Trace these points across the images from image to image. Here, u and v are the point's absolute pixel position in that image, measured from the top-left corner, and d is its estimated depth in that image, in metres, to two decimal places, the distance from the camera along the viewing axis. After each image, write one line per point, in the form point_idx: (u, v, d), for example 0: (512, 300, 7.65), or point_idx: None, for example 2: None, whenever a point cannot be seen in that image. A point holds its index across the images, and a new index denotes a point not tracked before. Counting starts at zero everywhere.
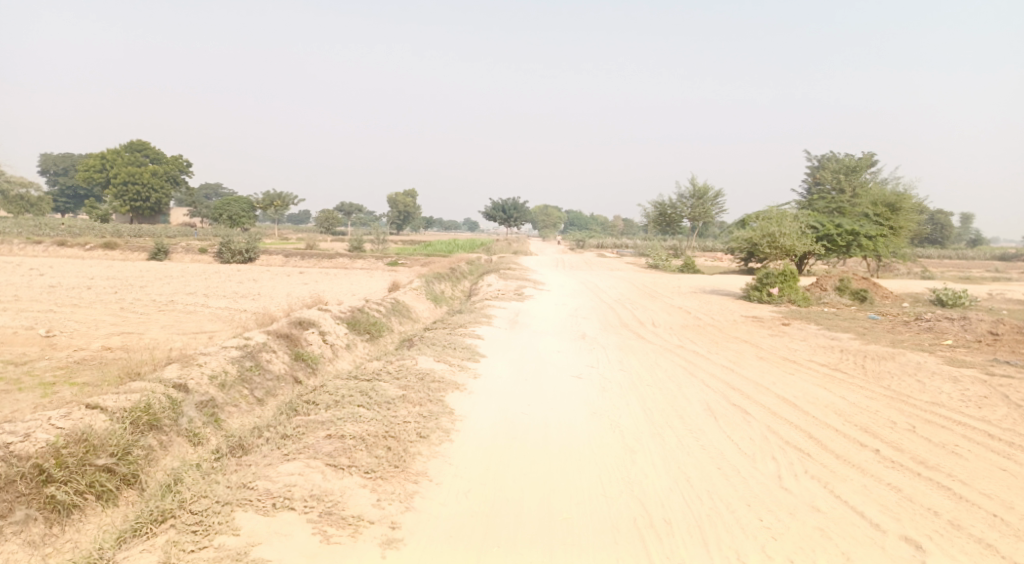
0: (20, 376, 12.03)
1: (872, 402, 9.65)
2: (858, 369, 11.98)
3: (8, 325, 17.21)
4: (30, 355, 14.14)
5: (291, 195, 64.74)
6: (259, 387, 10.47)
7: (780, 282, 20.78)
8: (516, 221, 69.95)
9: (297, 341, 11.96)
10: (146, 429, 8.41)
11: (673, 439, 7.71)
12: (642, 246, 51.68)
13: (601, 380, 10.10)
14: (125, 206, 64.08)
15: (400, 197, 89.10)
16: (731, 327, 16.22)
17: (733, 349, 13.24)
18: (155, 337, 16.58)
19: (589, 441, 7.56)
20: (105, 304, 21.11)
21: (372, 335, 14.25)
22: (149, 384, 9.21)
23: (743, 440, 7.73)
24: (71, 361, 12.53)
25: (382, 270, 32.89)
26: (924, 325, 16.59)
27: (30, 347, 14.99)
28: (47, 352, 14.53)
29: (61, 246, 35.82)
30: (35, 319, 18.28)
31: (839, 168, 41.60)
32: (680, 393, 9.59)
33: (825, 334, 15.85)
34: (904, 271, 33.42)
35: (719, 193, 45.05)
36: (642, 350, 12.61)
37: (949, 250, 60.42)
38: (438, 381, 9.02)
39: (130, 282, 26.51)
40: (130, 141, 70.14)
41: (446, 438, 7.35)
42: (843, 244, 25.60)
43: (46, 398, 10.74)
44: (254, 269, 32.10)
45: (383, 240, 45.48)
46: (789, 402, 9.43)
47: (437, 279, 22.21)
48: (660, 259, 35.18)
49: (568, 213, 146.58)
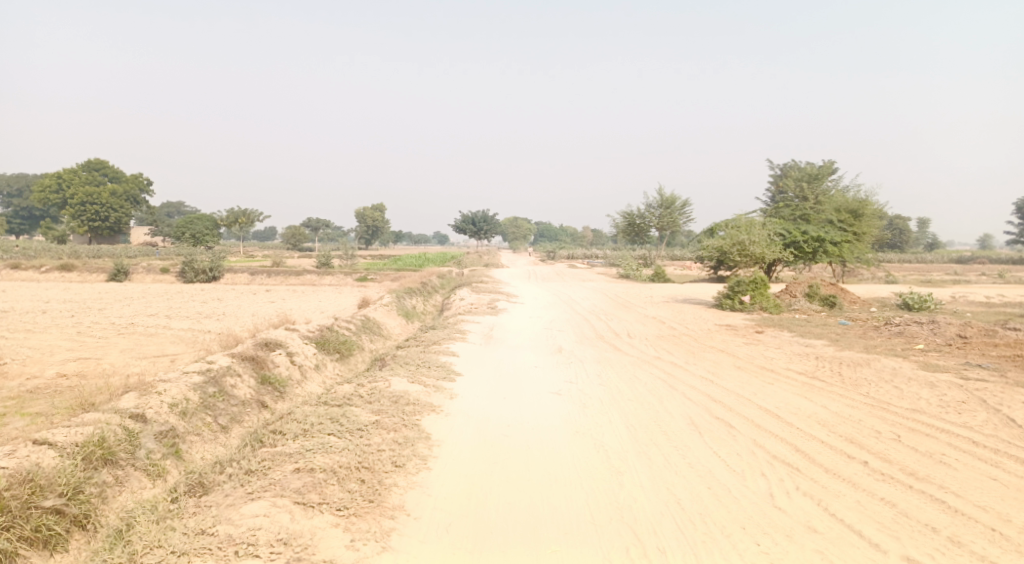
0: None
1: (855, 411, 9.45)
2: (835, 376, 11.83)
3: None
4: None
5: (256, 211, 63.73)
6: (223, 414, 9.96)
7: (751, 289, 20.71)
8: (485, 234, 69.61)
9: (263, 364, 11.47)
10: (99, 465, 7.99)
11: (660, 457, 7.43)
12: (612, 257, 51.69)
13: (581, 396, 9.81)
14: (83, 226, 62.50)
15: (368, 211, 88.17)
16: (706, 337, 16.04)
17: (711, 360, 13.03)
18: (114, 362, 15.93)
19: (573, 464, 7.24)
20: (62, 328, 20.31)
21: (341, 354, 13.77)
22: (103, 415, 8.77)
23: (731, 456, 7.47)
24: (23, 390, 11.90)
25: (350, 287, 32.30)
26: (895, 329, 16.59)
27: None
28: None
29: (16, 269, 34.65)
30: None
31: (802, 176, 42.04)
32: (662, 407, 9.32)
33: (799, 341, 15.74)
34: (869, 276, 33.74)
35: (686, 203, 45.22)
36: (620, 363, 12.35)
37: (909, 255, 61.47)
38: (412, 404, 8.62)
39: (88, 304, 25.66)
40: (88, 160, 68.64)
41: (424, 467, 6.96)
42: (809, 251, 25.73)
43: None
44: (218, 288, 31.34)
45: (351, 254, 44.84)
46: (772, 414, 9.20)
47: (408, 294, 21.79)
48: (631, 268, 35.07)
49: (537, 226, 146.80)
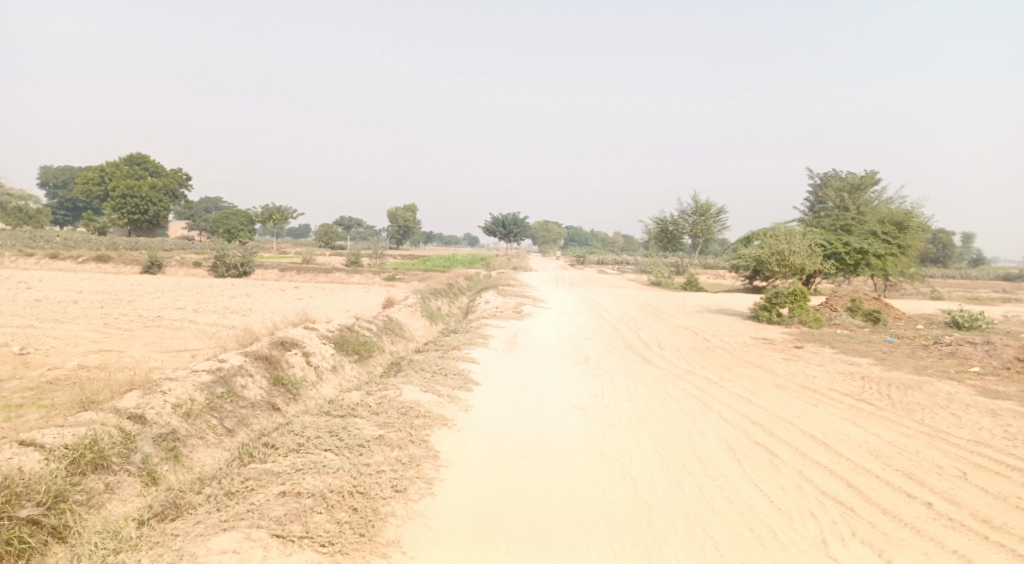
0: None
1: (910, 441, 8.56)
2: (884, 399, 10.87)
3: None
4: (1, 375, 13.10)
5: (291, 209, 63.81)
6: (230, 416, 9.31)
7: (790, 302, 19.70)
8: (515, 237, 68.95)
9: (277, 364, 10.83)
10: (87, 470, 7.48)
11: (694, 489, 6.65)
12: (644, 263, 50.81)
13: (607, 413, 9.03)
14: (123, 218, 63.13)
15: (400, 212, 88.09)
16: (742, 350, 15.14)
17: (748, 376, 12.10)
18: (136, 355, 15.50)
19: (595, 494, 6.49)
20: (89, 319, 20.01)
21: (361, 356, 13.11)
22: (100, 415, 8.23)
23: (774, 489, 6.68)
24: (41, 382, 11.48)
25: (378, 286, 31.85)
26: (946, 348, 15.49)
27: (3, 365, 13.95)
28: (18, 372, 13.40)
29: (54, 258, 34.69)
30: (12, 335, 17.17)
31: (842, 185, 40.59)
32: (696, 428, 8.53)
33: (842, 358, 14.75)
34: (913, 292, 32.33)
35: (721, 210, 43.94)
36: (650, 377, 11.52)
37: (952, 270, 59.39)
38: (423, 417, 7.91)
39: (120, 296, 25.45)
40: (130, 154, 69.14)
41: (428, 492, 6.26)
42: (851, 264, 24.60)
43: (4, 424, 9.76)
44: (248, 283, 31.05)
45: (381, 253, 44.42)
46: (818, 441, 8.34)
47: (434, 295, 21.21)
48: (662, 276, 34.12)
49: (569, 230, 146.02)
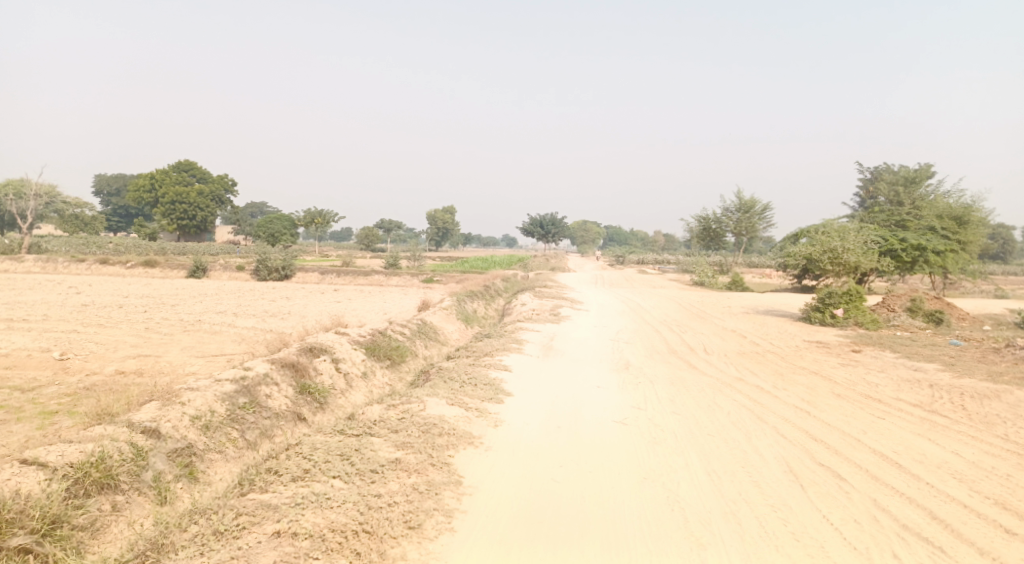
0: (20, 404, 10.63)
1: (997, 462, 7.60)
2: (958, 411, 9.85)
3: (22, 348, 15.86)
4: (39, 380, 12.74)
5: (333, 212, 63.87)
6: (253, 428, 8.69)
7: (845, 302, 18.53)
8: (554, 237, 68.08)
9: (304, 372, 10.17)
10: (92, 491, 6.93)
11: (754, 524, 6.04)
12: (686, 261, 49.57)
13: (650, 427, 8.24)
14: (172, 224, 64.01)
15: (439, 214, 87.94)
16: (796, 355, 14.15)
17: (804, 384, 11.13)
18: (172, 360, 15.09)
19: (641, 530, 5.89)
20: (132, 323, 19.82)
21: (393, 361, 12.44)
22: (111, 429, 7.66)
23: (847, 524, 6.12)
24: (77, 390, 11.09)
25: (417, 288, 31.34)
26: (1020, 352, 14.21)
27: (41, 371, 13.65)
28: (57, 377, 13.05)
29: (103, 263, 34.95)
30: (55, 340, 16.95)
31: (896, 180, 38.89)
32: (749, 445, 7.70)
33: (906, 364, 13.64)
34: (973, 290, 30.64)
35: (767, 207, 42.44)
36: (696, 386, 10.63)
37: (1012, 267, 56.96)
38: (449, 434, 7.24)
39: (163, 300, 25.36)
40: (178, 161, 69.86)
41: (446, 528, 5.77)
42: (908, 261, 23.21)
43: (31, 433, 9.35)
44: (289, 286, 30.81)
45: (420, 256, 43.97)
46: (891, 460, 7.47)
47: (471, 297, 20.57)
48: (706, 275, 32.96)
49: (610, 231, 144.82)
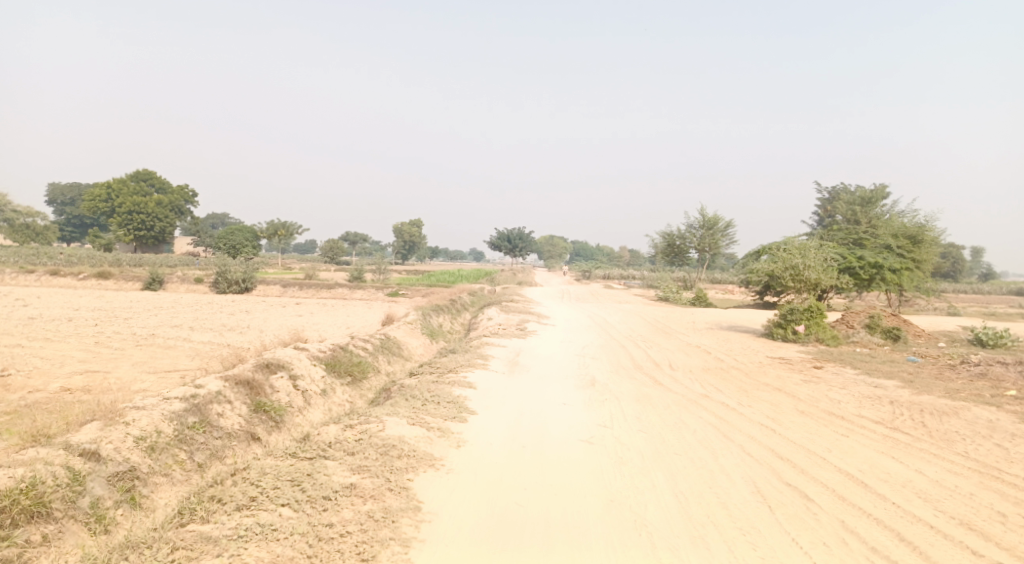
0: None
1: (960, 481, 7.54)
2: (919, 428, 9.84)
3: None
4: None
5: (296, 224, 62.92)
6: (202, 449, 8.27)
7: (806, 319, 18.63)
8: (521, 252, 67.98)
9: (260, 389, 9.77)
10: (21, 520, 6.51)
11: (723, 548, 5.87)
12: (650, 277, 49.81)
13: (617, 447, 8.03)
14: (129, 235, 62.44)
15: (405, 227, 87.21)
16: (759, 371, 14.11)
17: (768, 401, 11.04)
18: (122, 377, 14.50)
19: (606, 557, 5.68)
20: (81, 337, 19.08)
21: (354, 378, 12.08)
22: (46, 451, 7.21)
23: (816, 548, 5.98)
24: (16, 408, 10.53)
25: (380, 302, 30.87)
26: (975, 368, 14.36)
27: None
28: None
29: (54, 275, 33.80)
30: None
31: (854, 199, 39.59)
32: (716, 465, 7.54)
33: (866, 380, 13.67)
34: (928, 307, 31.20)
35: (730, 224, 42.85)
36: (662, 403, 10.46)
37: (964, 285, 58.42)
38: (408, 457, 6.94)
39: (116, 313, 24.55)
40: (136, 171, 68.25)
41: (402, 559, 5.49)
42: (865, 278, 23.50)
43: None
44: (249, 299, 30.12)
45: (384, 269, 43.42)
46: (857, 480, 7.37)
47: (435, 312, 20.24)
48: (670, 291, 33.04)
49: (574, 247, 145.44)
